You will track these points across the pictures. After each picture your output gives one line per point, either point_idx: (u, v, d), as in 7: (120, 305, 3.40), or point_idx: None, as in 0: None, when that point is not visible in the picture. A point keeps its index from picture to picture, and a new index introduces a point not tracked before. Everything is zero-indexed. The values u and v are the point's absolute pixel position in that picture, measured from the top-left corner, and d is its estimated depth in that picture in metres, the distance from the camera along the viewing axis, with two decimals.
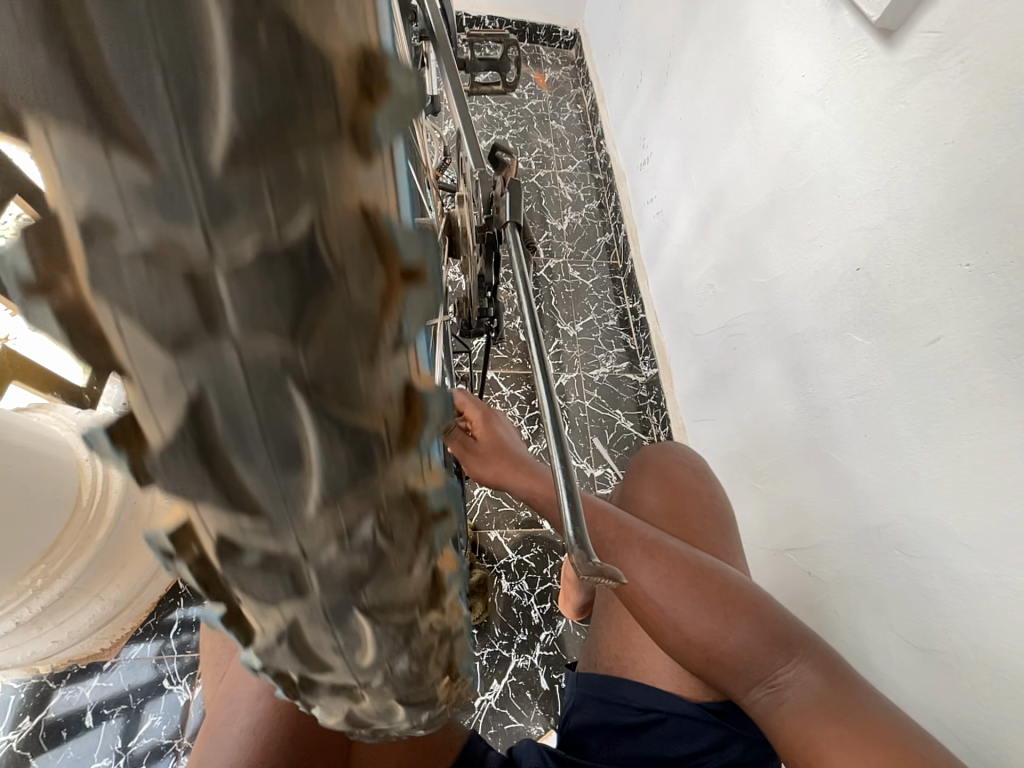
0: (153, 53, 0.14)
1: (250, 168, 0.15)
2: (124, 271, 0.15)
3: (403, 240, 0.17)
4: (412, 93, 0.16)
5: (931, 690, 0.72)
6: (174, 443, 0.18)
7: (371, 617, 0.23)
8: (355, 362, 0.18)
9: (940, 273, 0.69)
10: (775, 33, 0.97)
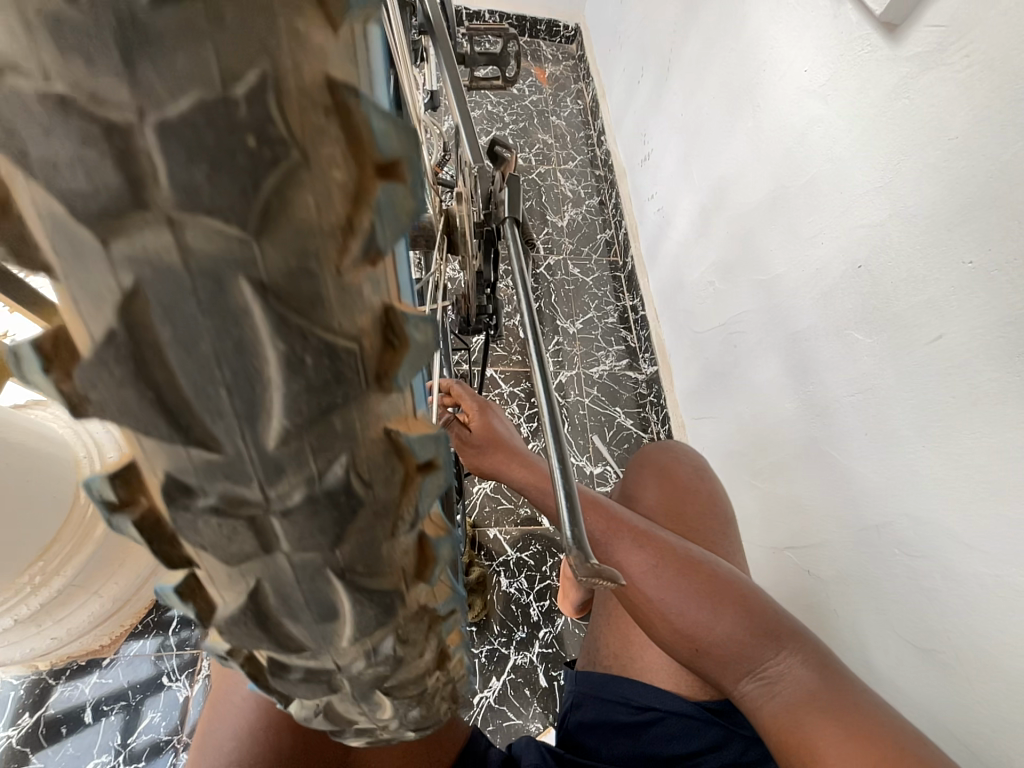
0: (218, 378, 0.18)
1: (299, 443, 0.20)
2: (197, 521, 0.21)
3: (418, 447, 0.23)
4: (426, 338, 0.21)
5: (931, 690, 0.72)
6: (237, 619, 0.24)
7: (391, 694, 0.30)
8: (382, 542, 0.24)
9: (942, 270, 0.68)
10: (778, 27, 0.96)
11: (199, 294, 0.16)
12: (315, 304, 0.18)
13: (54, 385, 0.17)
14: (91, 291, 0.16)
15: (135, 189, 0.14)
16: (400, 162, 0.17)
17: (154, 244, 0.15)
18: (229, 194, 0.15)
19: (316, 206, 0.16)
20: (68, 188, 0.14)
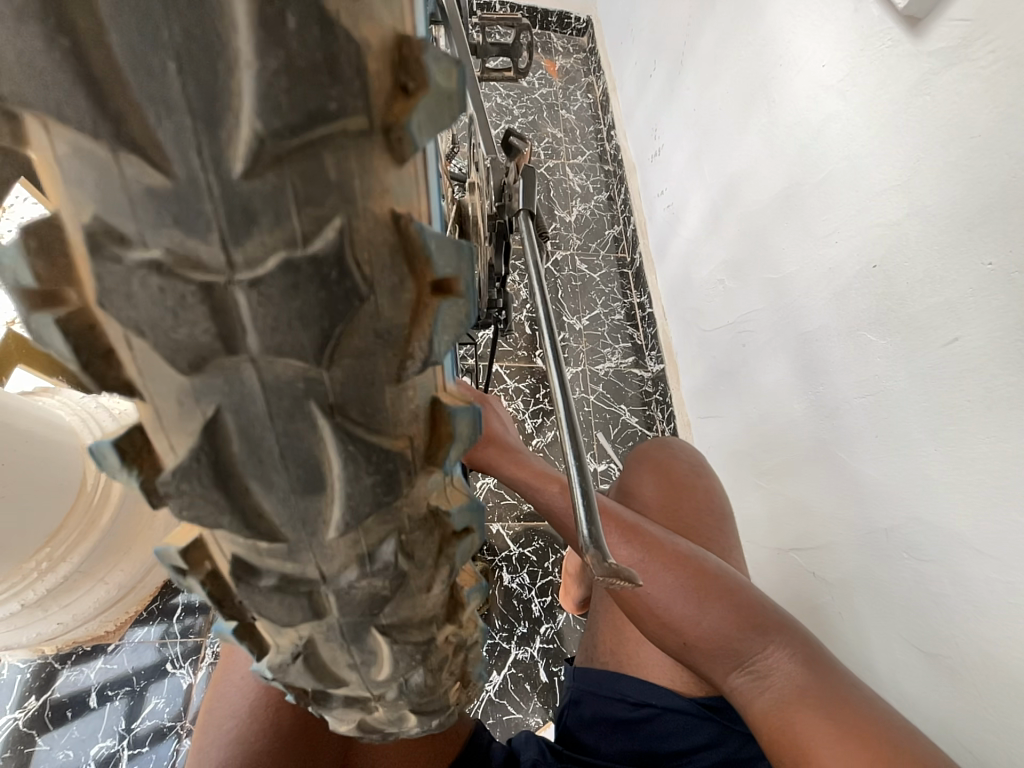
0: (168, 44, 0.18)
1: (275, 179, 0.21)
2: (129, 277, 0.21)
3: (437, 256, 0.24)
4: (451, 88, 0.22)
5: (935, 695, 0.71)
6: (187, 464, 0.25)
7: (388, 634, 0.34)
8: (379, 366, 0.26)
9: (961, 271, 0.67)
10: (796, 20, 0.94)
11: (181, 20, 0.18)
12: (338, 9, 0.20)
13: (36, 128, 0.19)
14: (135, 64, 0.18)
15: None
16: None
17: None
18: None
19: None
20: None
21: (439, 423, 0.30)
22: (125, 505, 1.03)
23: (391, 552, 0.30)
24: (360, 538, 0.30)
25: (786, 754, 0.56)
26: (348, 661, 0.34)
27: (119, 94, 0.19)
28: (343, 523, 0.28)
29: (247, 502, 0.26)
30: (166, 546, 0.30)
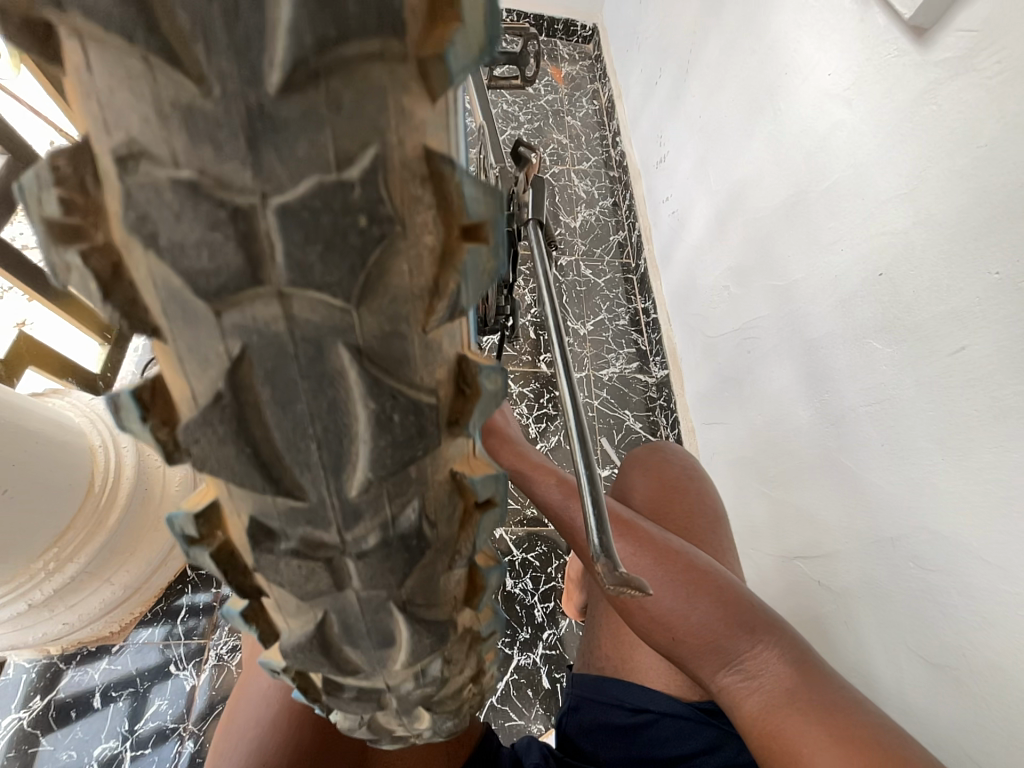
0: (310, 433, 0.24)
1: (376, 490, 0.26)
2: (280, 560, 0.28)
3: (480, 486, 0.30)
4: (495, 386, 0.28)
5: (943, 708, 0.70)
6: (303, 642, 0.31)
7: (430, 706, 0.38)
8: (439, 574, 0.31)
9: (968, 280, 0.67)
10: (803, 28, 0.95)
11: (300, 357, 0.23)
12: (403, 362, 0.24)
13: (154, 431, 0.24)
14: (203, 357, 0.23)
15: (253, 271, 0.20)
16: (487, 224, 0.23)
17: (265, 315, 0.22)
18: (336, 275, 0.21)
19: (410, 273, 0.23)
20: (192, 267, 0.20)
21: (475, 577, 0.34)
22: (133, 504, 1.04)
23: (440, 667, 0.35)
24: (418, 662, 0.34)
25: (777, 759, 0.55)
26: (397, 721, 0.38)
27: (247, 370, 0.23)
28: (408, 660, 0.33)
29: (339, 656, 0.32)
30: (267, 657, 0.34)
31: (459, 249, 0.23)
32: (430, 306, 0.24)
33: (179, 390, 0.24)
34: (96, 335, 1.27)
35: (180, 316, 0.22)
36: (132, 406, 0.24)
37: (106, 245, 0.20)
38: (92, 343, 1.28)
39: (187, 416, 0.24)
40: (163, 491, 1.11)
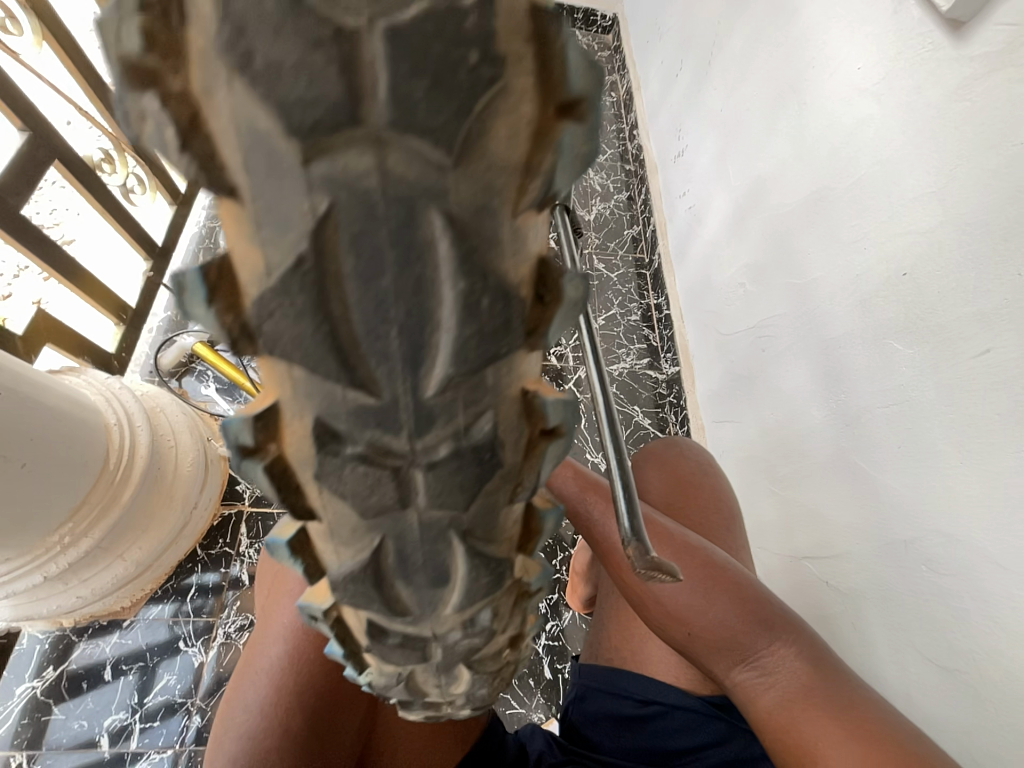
0: (389, 322, 0.20)
1: (454, 393, 0.22)
2: (345, 467, 0.24)
3: (551, 411, 0.25)
4: (577, 294, 0.22)
5: (951, 713, 0.70)
6: (356, 571, 0.28)
7: (471, 664, 0.36)
8: (500, 506, 0.27)
9: (995, 282, 0.65)
10: (832, 22, 0.92)
11: (390, 223, 0.18)
12: (493, 244, 0.19)
13: (217, 316, 0.20)
14: (282, 217, 0.18)
15: (352, 104, 0.16)
16: (584, 100, 0.18)
17: (357, 166, 0.17)
18: (441, 117, 0.16)
19: (507, 141, 0.18)
20: (286, 97, 0.16)
21: (530, 519, 0.31)
22: (146, 484, 1.06)
23: (490, 617, 0.33)
24: (468, 609, 0.31)
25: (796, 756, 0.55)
26: (434, 683, 0.37)
27: (332, 233, 0.18)
28: (461, 602, 0.30)
29: (389, 595, 0.29)
30: (306, 601, 0.31)
31: (555, 127, 0.18)
32: (522, 185, 0.19)
33: (248, 260, 0.19)
34: (113, 315, 1.32)
35: (261, 166, 0.17)
36: (196, 285, 0.20)
37: (183, 91, 0.17)
38: (109, 322, 1.33)
39: (256, 289, 0.19)
40: (175, 472, 1.12)
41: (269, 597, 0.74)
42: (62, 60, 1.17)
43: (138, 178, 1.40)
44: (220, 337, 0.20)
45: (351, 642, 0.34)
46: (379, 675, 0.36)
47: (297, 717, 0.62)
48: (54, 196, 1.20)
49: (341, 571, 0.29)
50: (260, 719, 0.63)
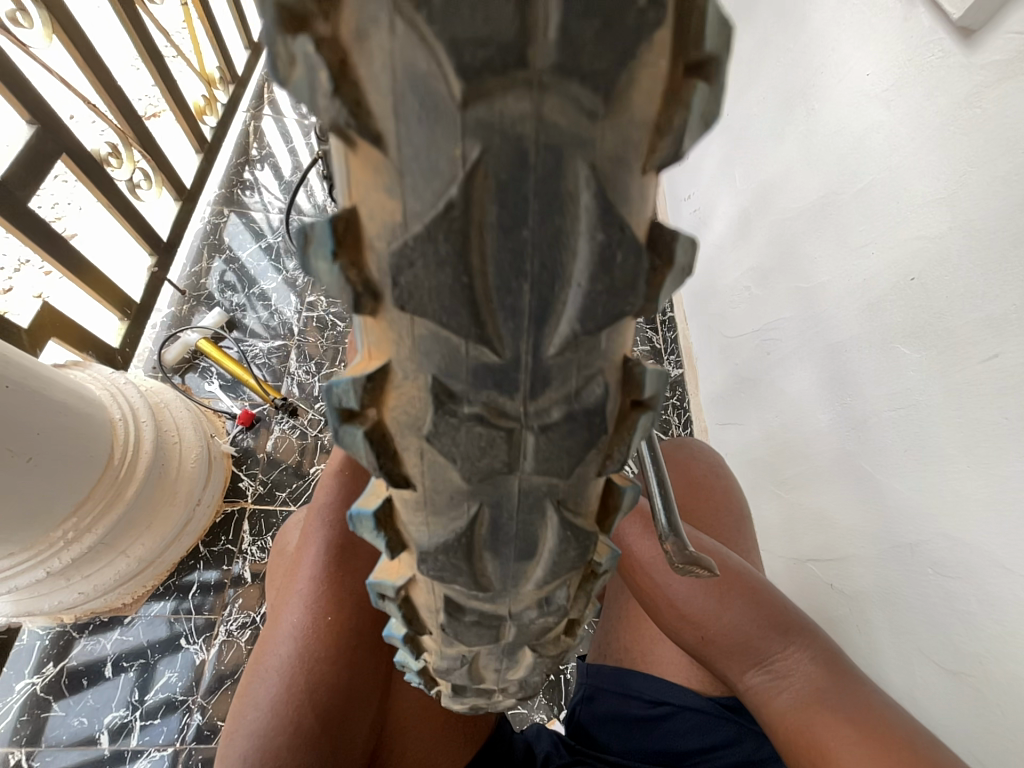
0: (525, 274, 0.21)
1: (569, 357, 0.23)
2: (462, 425, 0.25)
3: (648, 381, 0.27)
4: (687, 260, 0.23)
5: (954, 715, 0.71)
6: (450, 542, 0.30)
7: (533, 647, 0.41)
8: (589, 479, 0.29)
9: (1007, 287, 0.65)
10: (841, 27, 0.92)
11: (538, 172, 0.18)
12: (629, 200, 0.20)
13: (343, 269, 0.21)
14: (430, 165, 0.19)
15: (522, 42, 0.16)
16: (711, 61, 0.19)
17: (514, 112, 0.17)
18: (604, 61, 0.17)
19: (647, 95, 0.18)
20: (460, 35, 0.16)
21: (609, 496, 0.33)
22: (150, 479, 1.07)
23: (563, 596, 0.36)
24: (547, 586, 0.34)
25: (810, 762, 0.55)
26: (494, 667, 0.42)
27: (482, 181, 0.18)
28: (542, 579, 0.33)
29: (478, 566, 0.31)
30: (381, 578, 0.36)
31: (686, 86, 0.19)
32: (652, 144, 0.19)
33: (382, 212, 0.20)
34: (116, 310, 1.32)
35: (417, 110, 0.18)
36: (325, 237, 0.21)
37: (333, 36, 0.17)
38: (113, 317, 1.33)
39: (386, 239, 0.20)
40: (179, 468, 1.11)
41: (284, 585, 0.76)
42: (70, 54, 1.18)
43: (144, 172, 1.41)
44: (345, 291, 0.22)
45: (425, 623, 0.38)
46: (443, 657, 0.41)
47: (309, 714, 0.61)
48: (57, 190, 1.20)
49: (432, 535, 0.30)
50: (275, 715, 0.60)
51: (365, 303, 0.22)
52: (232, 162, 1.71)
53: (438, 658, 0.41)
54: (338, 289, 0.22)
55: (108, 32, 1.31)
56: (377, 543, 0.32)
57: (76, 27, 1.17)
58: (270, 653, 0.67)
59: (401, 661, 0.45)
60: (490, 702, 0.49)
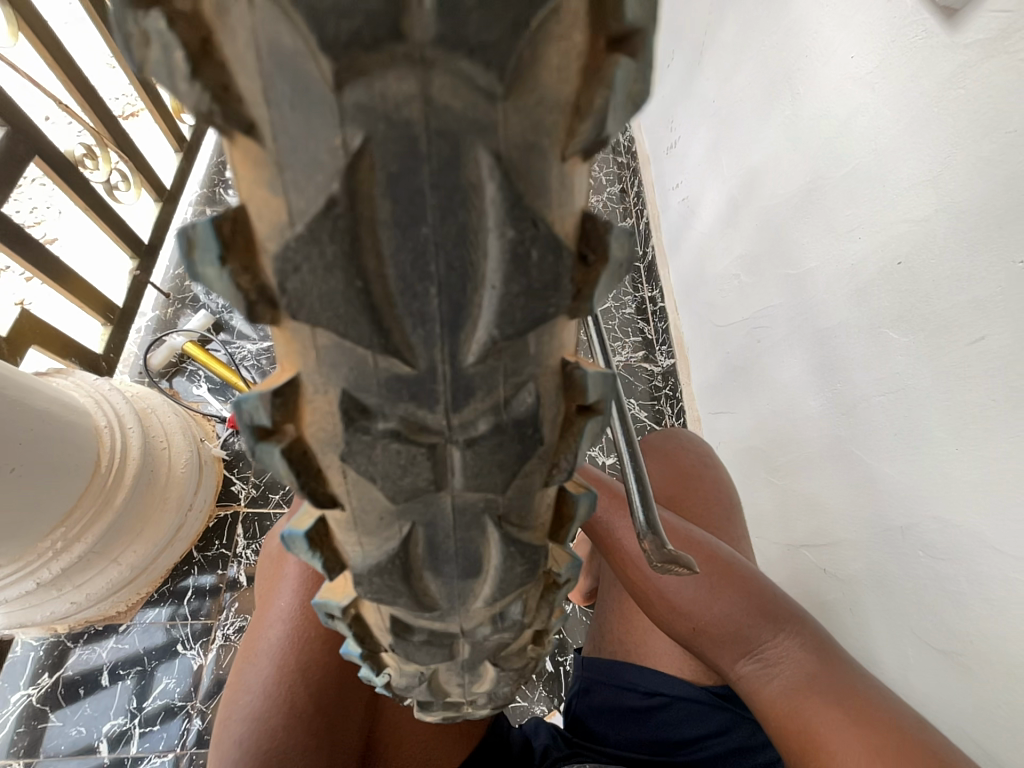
0: (430, 271, 0.20)
1: (493, 363, 0.23)
2: (377, 443, 0.24)
3: (591, 385, 0.26)
4: (621, 252, 0.23)
5: (948, 695, 0.72)
6: (384, 563, 0.30)
7: (496, 662, 0.41)
8: (536, 488, 0.29)
9: (990, 269, 0.65)
10: (825, 8, 0.90)
11: (432, 161, 0.18)
12: (548, 189, 0.20)
13: (232, 275, 0.20)
14: (311, 157, 0.18)
15: (397, 19, 0.15)
16: (638, 36, 0.19)
17: (397, 93, 0.17)
18: (493, 38, 0.16)
19: (557, 73, 0.18)
20: (318, 5, 0.15)
21: (564, 505, 0.33)
22: (139, 487, 1.05)
23: (517, 611, 0.36)
24: (497, 602, 0.34)
25: (802, 749, 0.56)
26: (457, 681, 0.41)
27: (367, 170, 0.18)
28: (491, 596, 0.33)
29: (419, 585, 0.31)
30: (325, 598, 0.35)
31: (608, 62, 0.19)
32: (571, 126, 0.19)
33: (268, 210, 0.19)
34: (99, 315, 1.29)
35: (290, 94, 0.17)
36: (208, 240, 0.20)
37: (193, 14, 0.17)
38: (95, 323, 1.30)
39: (278, 240, 0.19)
40: (168, 474, 1.10)
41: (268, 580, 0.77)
42: (38, 52, 1.14)
43: (122, 174, 1.37)
44: (237, 299, 0.21)
45: (379, 640, 0.38)
46: (401, 672, 0.41)
47: (302, 691, 0.65)
48: (34, 193, 1.18)
49: (368, 554, 0.30)
50: (264, 698, 0.64)
51: (262, 311, 0.21)
52: (212, 161, 1.69)
53: (397, 674, 0.41)
54: (230, 296, 0.21)
55: (80, 32, 1.28)
56: (312, 564, 0.31)
57: (43, 24, 1.13)
58: (263, 632, 0.70)
59: (362, 677, 0.44)
60: (460, 714, 0.49)
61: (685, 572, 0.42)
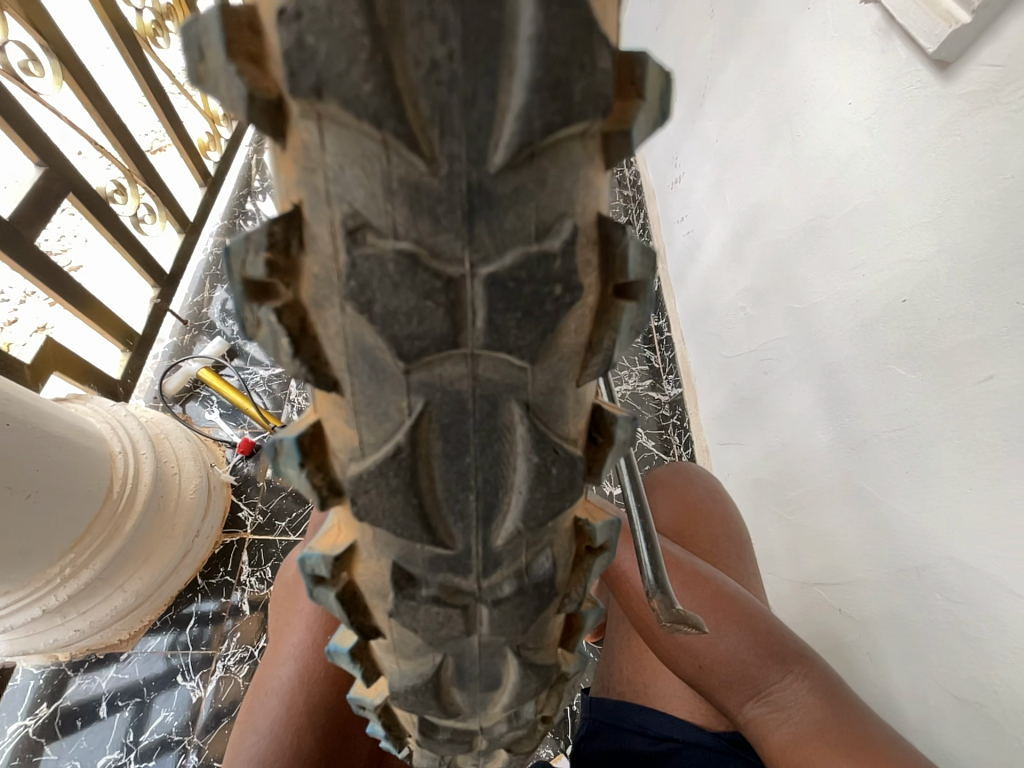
0: (471, 488, 0.28)
1: (518, 541, 0.30)
2: (420, 604, 0.31)
3: (599, 531, 0.33)
4: (626, 434, 0.30)
5: (977, 751, 0.68)
6: (418, 684, 0.35)
7: (512, 750, 0.43)
8: (551, 617, 0.35)
9: (994, 308, 0.66)
10: (822, 58, 0.94)
11: (477, 414, 0.26)
12: (564, 419, 0.28)
13: (309, 475, 0.29)
14: (383, 412, 0.26)
15: (456, 334, 0.23)
16: (638, 283, 0.25)
17: (451, 375, 0.25)
18: (529, 340, 0.24)
19: (576, 329, 0.25)
20: (401, 332, 0.23)
21: (574, 618, 0.38)
22: (149, 510, 1.06)
23: (532, 710, 0.39)
24: (513, 707, 0.38)
25: None
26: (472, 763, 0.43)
27: (426, 428, 0.26)
28: (509, 703, 0.37)
29: (446, 698, 0.36)
30: (359, 694, 0.39)
31: (617, 308, 0.25)
32: (585, 360, 0.26)
33: (342, 435, 0.28)
34: (119, 342, 1.33)
35: (366, 369, 0.25)
36: (292, 450, 0.28)
37: (294, 302, 0.24)
38: (115, 349, 1.34)
39: (353, 464, 0.28)
40: (178, 499, 1.11)
41: (283, 616, 0.78)
42: (80, 99, 1.21)
43: (148, 208, 1.44)
44: (312, 490, 0.29)
45: (404, 729, 0.41)
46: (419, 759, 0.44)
47: (309, 739, 0.66)
48: (64, 223, 1.21)
49: (403, 676, 0.35)
50: (273, 741, 0.65)
51: (330, 499, 0.29)
52: (234, 196, 1.78)
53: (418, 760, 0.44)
54: (307, 488, 0.29)
55: (115, 72, 1.34)
56: (352, 671, 0.37)
57: (86, 74, 1.22)
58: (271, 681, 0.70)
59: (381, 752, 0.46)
60: None
61: (695, 633, 0.43)
